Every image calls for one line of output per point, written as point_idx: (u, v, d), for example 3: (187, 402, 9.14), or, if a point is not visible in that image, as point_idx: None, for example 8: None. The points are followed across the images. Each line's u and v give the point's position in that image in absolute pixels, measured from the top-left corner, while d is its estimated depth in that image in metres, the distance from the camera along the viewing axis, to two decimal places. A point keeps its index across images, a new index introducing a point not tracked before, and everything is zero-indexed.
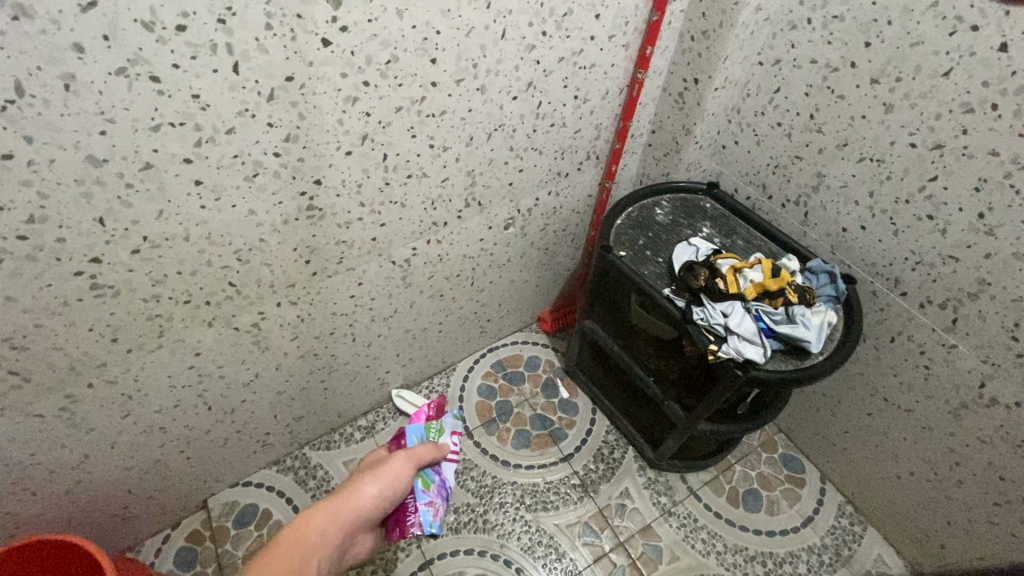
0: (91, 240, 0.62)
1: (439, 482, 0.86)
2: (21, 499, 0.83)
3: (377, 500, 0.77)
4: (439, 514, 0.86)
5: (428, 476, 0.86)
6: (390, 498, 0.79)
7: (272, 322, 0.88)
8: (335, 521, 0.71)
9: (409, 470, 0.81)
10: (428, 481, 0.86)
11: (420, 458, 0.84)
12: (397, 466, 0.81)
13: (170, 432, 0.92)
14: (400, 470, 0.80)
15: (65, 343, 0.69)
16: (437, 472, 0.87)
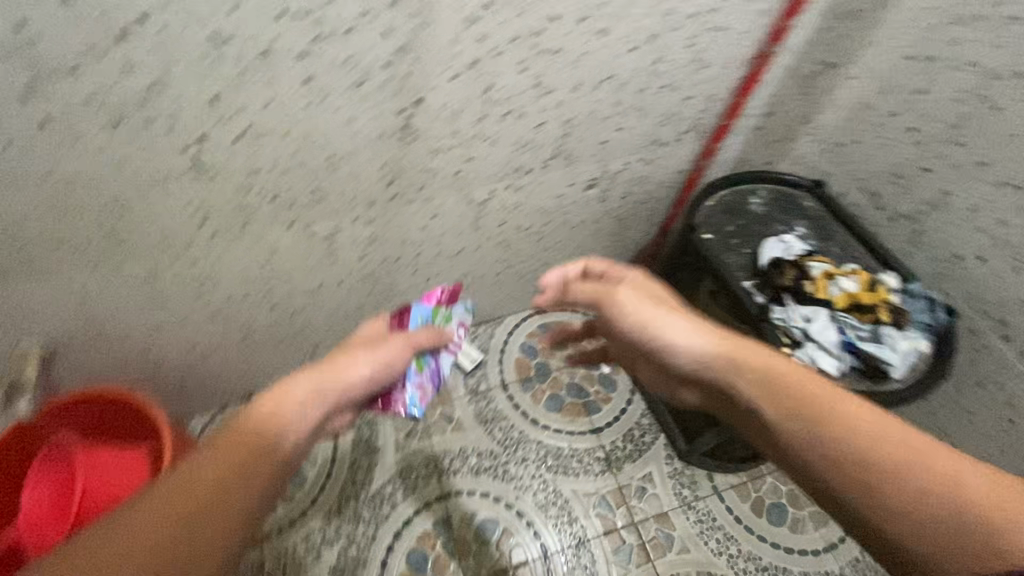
0: (200, 118, 0.63)
1: (433, 368, 0.83)
2: (99, 352, 0.90)
3: (374, 373, 0.70)
4: (425, 400, 0.83)
5: (423, 359, 0.82)
6: (380, 379, 0.72)
7: (345, 236, 0.89)
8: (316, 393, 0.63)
9: (407, 354, 0.75)
10: (422, 366, 0.82)
11: (419, 343, 0.78)
12: (396, 346, 0.74)
13: (234, 322, 0.97)
14: (398, 350, 0.74)
15: (159, 214, 0.73)
16: (434, 359, 0.83)
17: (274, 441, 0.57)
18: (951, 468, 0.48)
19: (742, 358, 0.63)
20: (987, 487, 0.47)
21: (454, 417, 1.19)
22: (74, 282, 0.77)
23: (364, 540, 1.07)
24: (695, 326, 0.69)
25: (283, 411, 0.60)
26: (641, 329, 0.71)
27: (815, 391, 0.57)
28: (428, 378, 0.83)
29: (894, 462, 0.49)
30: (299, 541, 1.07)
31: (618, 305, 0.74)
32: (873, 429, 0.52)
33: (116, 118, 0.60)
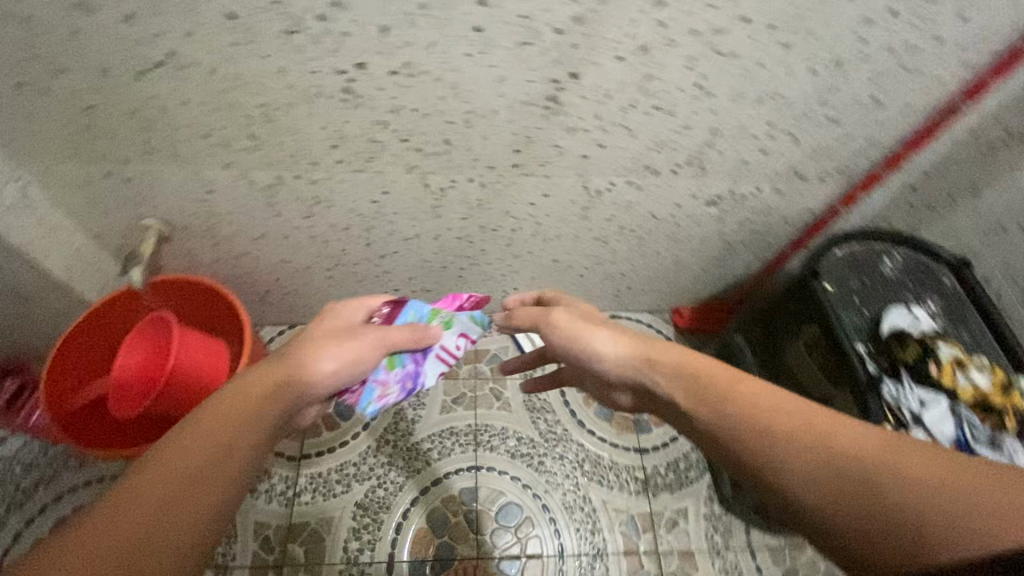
0: (367, 45, 0.63)
1: (405, 370, 0.73)
2: (205, 245, 0.94)
3: (336, 377, 0.65)
4: (386, 402, 0.72)
5: (396, 358, 0.73)
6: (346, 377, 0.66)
7: (456, 193, 0.89)
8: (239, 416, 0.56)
9: (377, 355, 0.68)
10: (394, 362, 0.73)
11: (392, 342, 0.71)
12: (361, 343, 0.67)
13: (328, 248, 0.99)
14: (369, 347, 0.68)
15: (298, 129, 0.74)
16: (411, 360, 0.74)
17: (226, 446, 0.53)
18: (876, 442, 0.48)
19: (660, 358, 0.63)
20: (901, 449, 0.47)
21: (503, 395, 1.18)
22: (205, 175, 0.80)
23: (392, 487, 1.08)
24: (612, 332, 0.67)
25: (231, 420, 0.55)
26: (570, 340, 0.68)
27: (736, 387, 0.57)
28: (397, 379, 0.73)
29: (815, 443, 0.49)
30: (332, 469, 1.10)
31: (546, 324, 0.71)
32: (791, 416, 0.52)
33: (291, 28, 0.61)
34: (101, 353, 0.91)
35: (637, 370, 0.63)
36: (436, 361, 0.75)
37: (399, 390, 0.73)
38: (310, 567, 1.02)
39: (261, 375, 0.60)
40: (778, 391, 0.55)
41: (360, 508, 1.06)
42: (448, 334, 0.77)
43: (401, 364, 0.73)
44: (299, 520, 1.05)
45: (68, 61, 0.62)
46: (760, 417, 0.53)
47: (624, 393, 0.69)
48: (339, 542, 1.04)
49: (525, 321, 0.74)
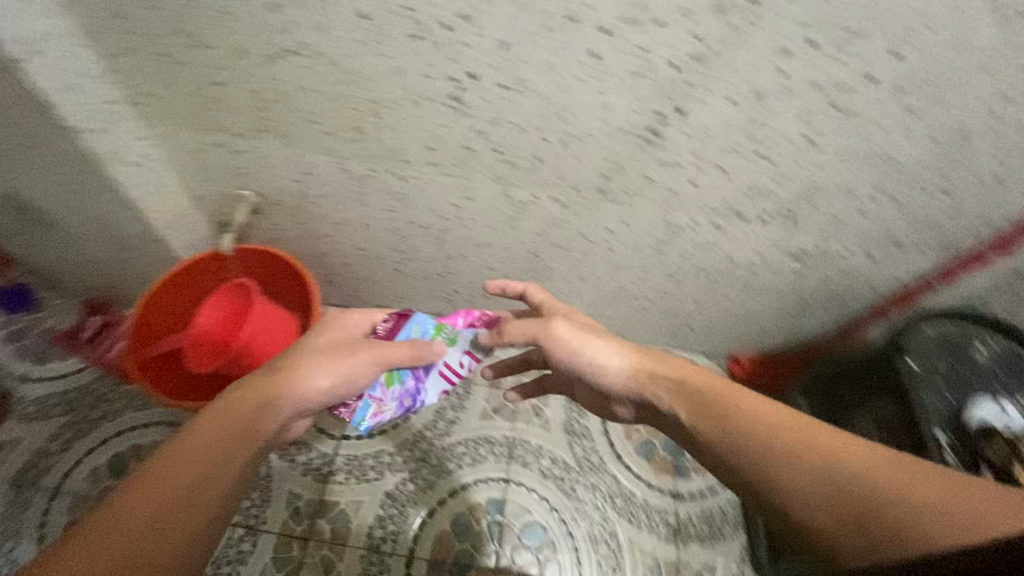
0: (483, 57, 0.64)
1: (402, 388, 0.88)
2: (289, 222, 0.98)
3: (334, 384, 0.76)
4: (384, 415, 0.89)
5: (395, 377, 0.88)
6: (340, 388, 0.77)
7: (536, 209, 0.89)
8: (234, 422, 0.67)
9: (372, 369, 0.80)
10: (394, 380, 0.88)
11: (391, 359, 0.82)
12: (359, 359, 0.78)
13: (401, 243, 1.02)
14: (365, 364, 0.79)
15: (398, 128, 0.76)
16: (410, 379, 0.88)
17: (216, 457, 0.64)
18: (872, 465, 0.58)
19: (656, 370, 0.75)
20: (895, 475, 0.57)
21: (543, 413, 1.16)
22: (304, 158, 0.83)
23: (422, 483, 1.09)
24: (613, 348, 0.78)
25: (226, 426, 0.67)
26: (571, 353, 0.78)
27: (755, 414, 0.66)
28: (396, 396, 0.88)
29: (822, 470, 0.59)
30: (367, 455, 1.11)
31: (548, 338, 0.79)
32: (801, 444, 0.62)
33: (414, 33, 0.62)
34: (181, 305, 0.96)
35: (640, 385, 0.75)
36: (437, 380, 0.89)
37: (399, 403, 0.89)
38: (334, 546, 1.04)
39: (263, 381, 0.72)
40: (791, 420, 0.65)
41: (389, 499, 1.08)
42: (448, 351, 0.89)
43: (400, 383, 0.88)
44: (330, 499, 1.08)
45: (209, 39, 0.66)
46: (777, 444, 0.63)
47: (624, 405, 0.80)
48: (364, 528, 1.05)
49: (523, 337, 0.81)
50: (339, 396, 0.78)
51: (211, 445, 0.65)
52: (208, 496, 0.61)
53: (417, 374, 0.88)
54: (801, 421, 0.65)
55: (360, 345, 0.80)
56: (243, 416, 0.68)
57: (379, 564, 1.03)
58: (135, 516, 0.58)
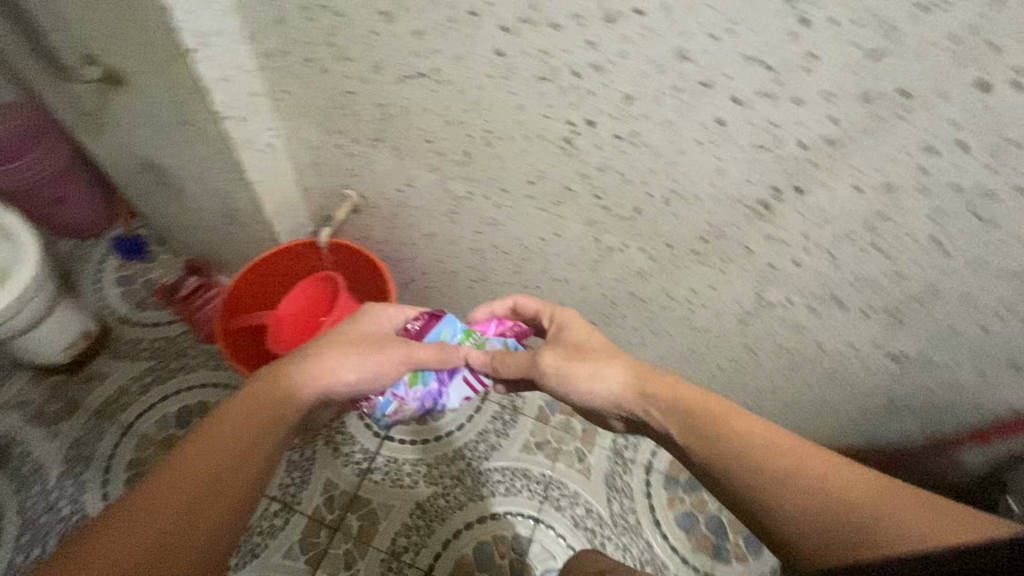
0: (605, 107, 0.64)
1: (424, 388, 0.87)
2: (381, 225, 1.02)
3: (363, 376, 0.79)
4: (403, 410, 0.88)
5: (419, 376, 0.86)
6: (363, 381, 0.78)
7: (622, 258, 0.87)
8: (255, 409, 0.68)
9: (399, 369, 0.81)
10: (416, 379, 0.86)
11: (417, 360, 0.82)
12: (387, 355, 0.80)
13: (481, 263, 1.03)
14: (393, 361, 0.80)
15: (505, 158, 0.78)
16: (433, 380, 0.86)
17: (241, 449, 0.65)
18: (856, 485, 0.59)
19: (654, 392, 0.74)
20: (877, 491, 0.58)
21: (586, 460, 1.13)
22: (410, 170, 0.87)
23: (453, 502, 1.09)
24: (606, 373, 0.77)
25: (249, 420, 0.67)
26: (563, 382, 0.78)
27: (748, 435, 0.65)
28: (417, 395, 0.87)
29: (797, 478, 0.61)
30: (406, 461, 1.12)
31: (542, 371, 0.79)
32: (788, 461, 0.62)
33: (543, 75, 0.64)
34: (271, 283, 1.02)
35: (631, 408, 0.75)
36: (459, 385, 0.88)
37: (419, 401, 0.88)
38: (358, 543, 1.05)
39: (291, 372, 0.73)
40: (778, 434, 0.65)
41: (419, 509, 1.08)
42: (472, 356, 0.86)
43: (422, 382, 0.86)
44: (363, 495, 1.09)
45: (352, 53, 0.71)
46: (768, 461, 0.63)
47: (618, 419, 0.81)
48: (390, 532, 1.06)
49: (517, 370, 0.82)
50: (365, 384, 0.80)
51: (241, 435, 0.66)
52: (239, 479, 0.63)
53: (441, 376, 0.86)
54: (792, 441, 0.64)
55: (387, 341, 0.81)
56: (271, 412, 0.69)
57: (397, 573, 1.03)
58: (160, 516, 0.56)
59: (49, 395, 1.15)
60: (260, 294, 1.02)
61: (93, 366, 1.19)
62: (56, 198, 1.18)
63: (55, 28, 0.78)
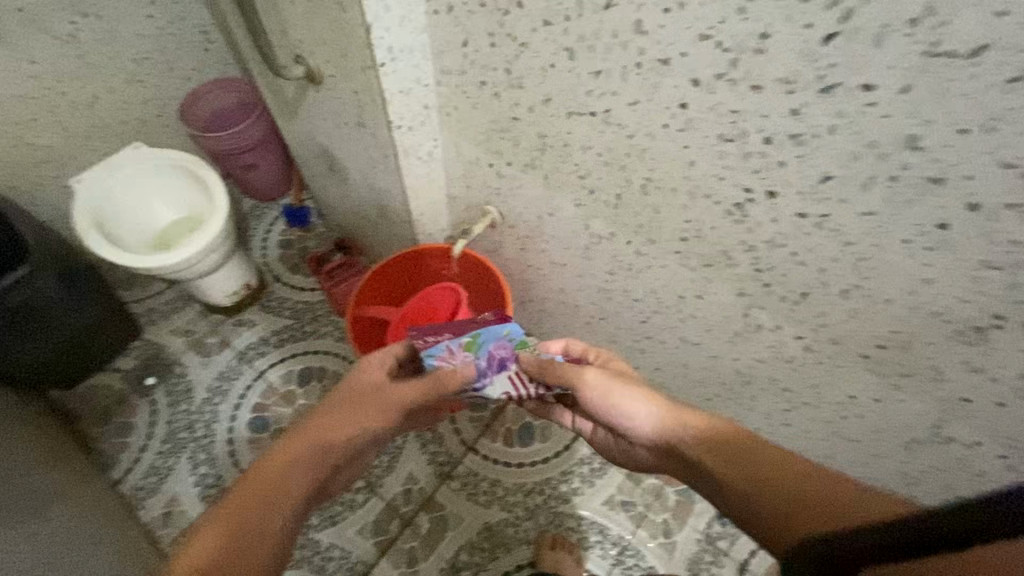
0: (794, 180, 0.57)
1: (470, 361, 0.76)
2: (514, 246, 1.02)
3: (365, 434, 0.76)
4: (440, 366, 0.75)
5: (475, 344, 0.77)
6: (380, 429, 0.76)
7: (768, 339, 0.77)
8: (261, 488, 0.66)
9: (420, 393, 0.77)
10: (473, 345, 0.76)
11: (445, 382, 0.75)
12: (384, 403, 0.77)
13: (605, 306, 0.98)
14: (391, 409, 0.77)
15: (660, 211, 0.72)
16: (485, 357, 0.76)
17: (241, 539, 0.61)
18: (852, 496, 0.58)
19: (681, 418, 0.71)
20: (830, 486, 0.59)
21: (672, 537, 1.05)
22: (555, 202, 0.85)
23: (522, 534, 1.07)
24: (643, 399, 0.74)
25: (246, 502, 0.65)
26: (603, 400, 0.75)
27: (732, 435, 0.67)
28: (466, 361, 0.76)
29: (793, 490, 0.60)
30: (485, 478, 1.12)
31: (584, 386, 0.76)
32: (757, 455, 0.64)
33: (729, 137, 0.58)
34: (404, 280, 1.08)
35: (666, 444, 0.71)
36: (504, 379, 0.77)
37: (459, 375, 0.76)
38: (424, 545, 1.06)
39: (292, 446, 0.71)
40: (779, 452, 0.64)
41: (487, 531, 1.07)
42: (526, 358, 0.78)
43: (477, 350, 0.76)
44: (438, 499, 1.10)
45: (526, 81, 0.70)
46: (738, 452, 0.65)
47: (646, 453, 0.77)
48: (455, 544, 1.06)
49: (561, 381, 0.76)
50: (373, 438, 0.77)
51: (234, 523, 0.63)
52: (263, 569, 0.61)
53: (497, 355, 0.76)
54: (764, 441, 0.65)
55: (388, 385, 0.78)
56: (279, 496, 0.66)
57: None
58: None
59: (209, 330, 1.34)
60: (393, 288, 1.09)
61: (245, 313, 1.36)
62: (249, 166, 1.37)
63: (276, 27, 0.88)
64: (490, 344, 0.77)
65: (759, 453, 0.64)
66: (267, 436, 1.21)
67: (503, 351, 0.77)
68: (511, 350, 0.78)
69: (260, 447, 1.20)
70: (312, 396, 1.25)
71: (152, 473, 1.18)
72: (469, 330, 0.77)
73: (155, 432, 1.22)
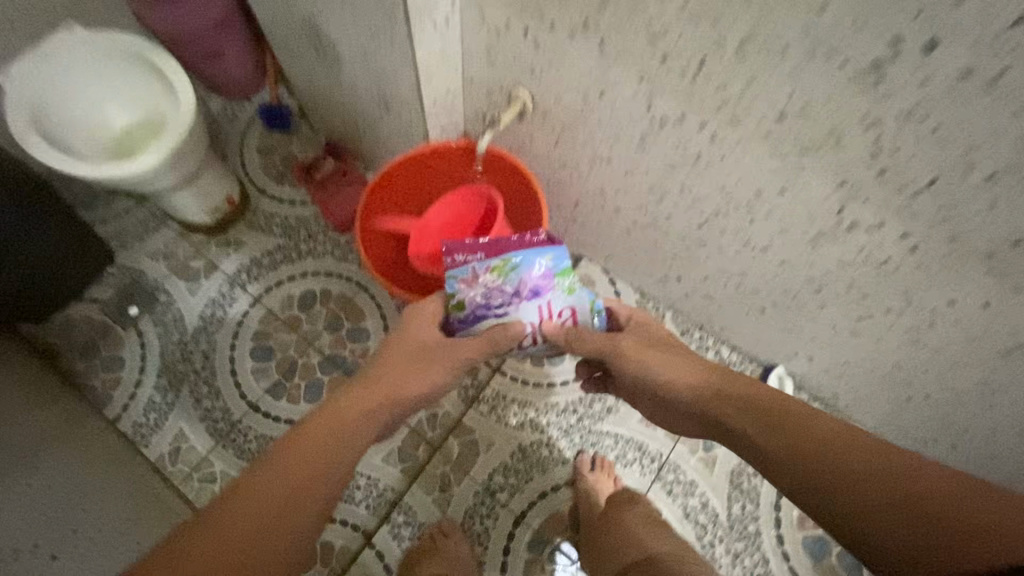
0: (971, 22, 0.43)
1: (500, 286, 0.71)
2: (546, 141, 0.86)
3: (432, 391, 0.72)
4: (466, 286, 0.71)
5: (507, 269, 0.71)
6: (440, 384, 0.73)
7: (861, 239, 0.66)
8: (322, 428, 0.64)
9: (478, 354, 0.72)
10: (502, 269, 0.71)
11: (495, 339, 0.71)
12: (435, 358, 0.72)
13: (653, 210, 0.85)
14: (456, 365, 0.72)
15: (754, 83, 0.58)
16: (515, 285, 0.71)
17: (301, 477, 0.60)
18: (950, 497, 0.46)
19: (717, 389, 0.65)
20: (940, 484, 0.47)
21: (713, 451, 1.01)
22: (609, 79, 0.69)
23: (557, 455, 1.02)
24: (681, 363, 0.71)
25: (307, 459, 0.61)
26: (636, 372, 0.72)
27: (794, 414, 0.57)
28: (491, 285, 0.71)
29: (868, 483, 0.49)
30: (515, 400, 1.05)
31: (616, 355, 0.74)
32: (828, 443, 0.54)
33: None
34: (415, 180, 0.93)
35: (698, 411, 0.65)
36: (532, 311, 0.71)
37: (484, 298, 0.71)
38: (456, 469, 1.01)
39: (362, 392, 0.69)
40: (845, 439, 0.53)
41: (520, 453, 1.02)
42: (559, 296, 0.72)
43: (505, 276, 0.71)
44: (466, 423, 1.03)
45: None
46: (822, 446, 0.54)
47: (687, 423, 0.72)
48: (490, 467, 1.01)
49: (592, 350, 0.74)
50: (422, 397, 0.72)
51: (301, 464, 0.61)
52: (314, 511, 0.59)
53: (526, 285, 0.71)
54: (844, 430, 0.54)
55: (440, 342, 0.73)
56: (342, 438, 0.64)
57: (489, 509, 0.99)
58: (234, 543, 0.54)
59: (192, 252, 1.19)
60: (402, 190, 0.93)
61: (231, 232, 1.21)
62: (214, 53, 1.14)
63: None
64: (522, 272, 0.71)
65: (824, 438, 0.54)
66: (272, 365, 1.11)
67: (536, 281, 0.71)
68: (547, 282, 0.71)
69: (267, 377, 1.11)
70: (317, 320, 1.14)
71: (152, 409, 1.09)
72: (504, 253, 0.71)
73: (146, 365, 1.12)
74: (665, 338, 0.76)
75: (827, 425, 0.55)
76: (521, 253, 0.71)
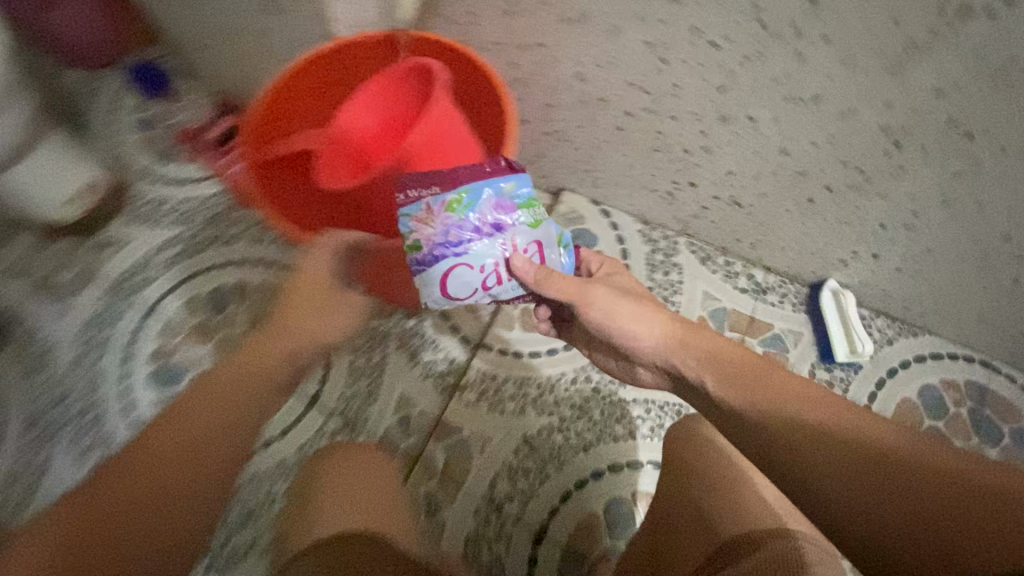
0: None
1: (455, 221, 0.52)
2: (494, 13, 0.63)
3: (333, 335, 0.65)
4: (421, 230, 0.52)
5: (463, 201, 0.52)
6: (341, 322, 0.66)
7: (973, 38, 0.45)
8: (225, 394, 0.56)
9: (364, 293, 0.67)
10: (459, 205, 0.52)
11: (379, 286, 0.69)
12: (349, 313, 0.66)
13: (652, 85, 0.63)
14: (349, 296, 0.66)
15: None
16: (475, 218, 0.52)
17: (194, 452, 0.52)
18: (924, 463, 0.41)
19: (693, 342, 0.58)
20: (921, 453, 0.42)
21: None
22: None
23: (575, 440, 0.77)
24: (649, 315, 0.59)
25: (219, 417, 0.54)
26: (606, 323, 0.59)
27: (776, 376, 0.52)
28: (446, 224, 0.51)
29: (848, 446, 0.44)
30: (508, 379, 0.80)
31: (587, 305, 0.57)
32: (828, 412, 0.47)
33: None
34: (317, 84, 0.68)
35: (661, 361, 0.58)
36: (495, 250, 0.53)
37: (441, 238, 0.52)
38: (444, 483, 0.75)
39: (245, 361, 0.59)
40: (847, 414, 0.47)
41: (526, 446, 0.77)
42: (525, 228, 0.54)
43: (462, 211, 0.52)
44: (450, 420, 0.78)
45: None
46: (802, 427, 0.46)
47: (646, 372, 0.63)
48: (488, 473, 0.76)
49: (563, 295, 0.56)
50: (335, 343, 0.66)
51: (174, 454, 0.51)
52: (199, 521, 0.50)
53: (488, 219, 0.52)
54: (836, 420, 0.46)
55: (351, 287, 0.66)
56: (242, 407, 0.56)
57: (497, 528, 0.74)
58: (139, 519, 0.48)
59: (57, 263, 0.90)
60: (313, 98, 0.70)
61: (107, 230, 0.92)
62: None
63: None
64: (481, 204, 0.53)
65: (825, 412, 0.47)
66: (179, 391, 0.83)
67: (496, 212, 0.53)
68: (510, 214, 0.53)
69: None
70: (234, 324, 0.87)
71: (17, 479, 0.79)
72: (461, 182, 0.53)
73: (6, 423, 0.82)
74: (634, 283, 0.65)
75: (813, 408, 0.48)
76: (478, 182, 0.53)
